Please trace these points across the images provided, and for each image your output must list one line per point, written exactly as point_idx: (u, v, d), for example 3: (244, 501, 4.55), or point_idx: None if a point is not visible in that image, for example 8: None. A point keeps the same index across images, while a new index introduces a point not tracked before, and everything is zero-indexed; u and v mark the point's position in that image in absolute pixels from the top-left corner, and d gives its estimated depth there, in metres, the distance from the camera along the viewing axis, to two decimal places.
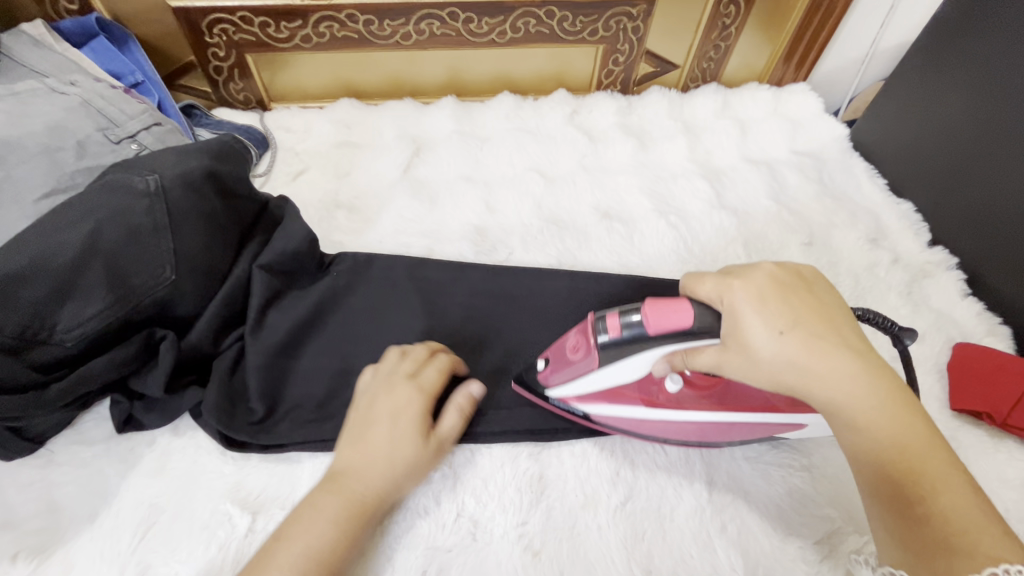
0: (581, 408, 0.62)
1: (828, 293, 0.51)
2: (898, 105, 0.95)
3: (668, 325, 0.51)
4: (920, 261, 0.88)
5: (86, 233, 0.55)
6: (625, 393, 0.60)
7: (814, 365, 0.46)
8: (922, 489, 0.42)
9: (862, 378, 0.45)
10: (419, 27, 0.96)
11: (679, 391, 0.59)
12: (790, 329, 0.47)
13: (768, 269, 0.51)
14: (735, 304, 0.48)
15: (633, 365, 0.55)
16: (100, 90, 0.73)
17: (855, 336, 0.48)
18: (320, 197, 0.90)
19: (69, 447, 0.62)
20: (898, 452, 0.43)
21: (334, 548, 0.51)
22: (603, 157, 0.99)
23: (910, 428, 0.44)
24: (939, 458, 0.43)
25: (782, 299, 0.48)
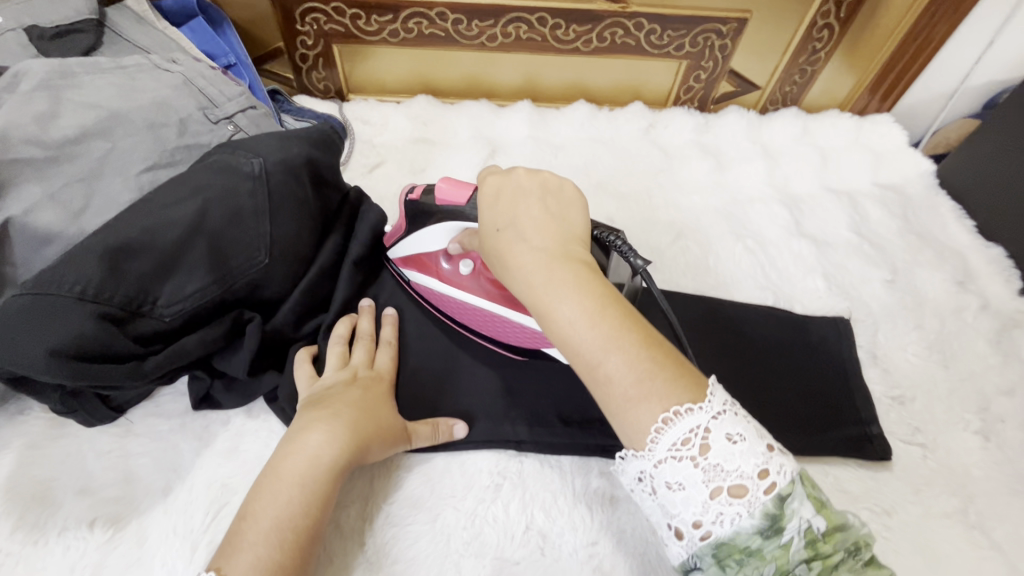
0: (406, 272, 0.70)
1: (572, 199, 0.51)
2: (995, 144, 0.91)
3: (447, 198, 0.58)
4: (1010, 309, 0.84)
5: (194, 210, 0.56)
6: (433, 266, 0.67)
7: (521, 260, 0.46)
8: (607, 363, 0.42)
9: (546, 269, 0.45)
10: (506, 30, 0.96)
11: (475, 276, 0.66)
12: (505, 226, 0.49)
13: (514, 175, 0.51)
14: (481, 210, 0.52)
15: (428, 234, 0.64)
16: (201, 70, 0.74)
17: (573, 229, 0.49)
18: (396, 191, 0.90)
19: (146, 418, 0.63)
20: (587, 332, 0.43)
21: (304, 515, 0.50)
22: (678, 174, 0.97)
23: (608, 316, 0.43)
24: (622, 334, 0.42)
25: (513, 201, 0.50)
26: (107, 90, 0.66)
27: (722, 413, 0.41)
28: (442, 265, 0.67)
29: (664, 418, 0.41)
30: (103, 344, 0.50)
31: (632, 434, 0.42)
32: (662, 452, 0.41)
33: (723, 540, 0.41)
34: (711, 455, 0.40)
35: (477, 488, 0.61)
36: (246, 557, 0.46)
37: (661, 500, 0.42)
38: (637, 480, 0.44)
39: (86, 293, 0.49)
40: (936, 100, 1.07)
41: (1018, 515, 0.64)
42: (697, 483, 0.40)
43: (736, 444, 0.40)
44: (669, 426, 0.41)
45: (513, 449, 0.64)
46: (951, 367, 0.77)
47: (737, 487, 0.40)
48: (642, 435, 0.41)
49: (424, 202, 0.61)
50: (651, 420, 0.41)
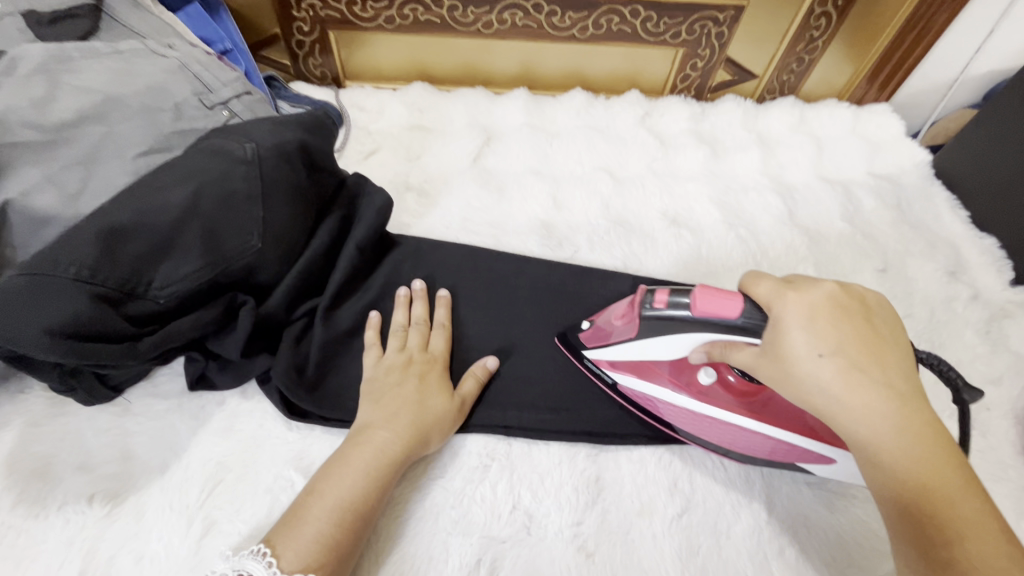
0: (612, 374, 0.65)
1: (883, 315, 0.49)
2: (992, 137, 0.90)
3: (713, 312, 0.50)
4: (1000, 299, 0.84)
5: (188, 194, 0.57)
6: (656, 373, 0.62)
7: (848, 399, 0.45)
8: (964, 543, 0.40)
9: (895, 416, 0.44)
10: (502, 17, 0.95)
11: (714, 385, 0.61)
12: (830, 354, 0.45)
13: (826, 286, 0.48)
14: (784, 324, 0.47)
15: (671, 345, 0.56)
16: (197, 56, 0.75)
17: (910, 365, 0.47)
18: (391, 177, 0.91)
19: (144, 398, 0.64)
20: (920, 487, 0.43)
21: (363, 499, 0.53)
22: (673, 163, 0.97)
23: (954, 487, 0.43)
24: (979, 512, 0.42)
25: (836, 320, 0.47)
26: (103, 74, 0.67)
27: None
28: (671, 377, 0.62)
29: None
30: (100, 325, 0.51)
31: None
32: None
33: None
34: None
35: (465, 468, 0.63)
36: (307, 531, 0.50)
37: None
38: None
39: (81, 275, 0.50)
40: (935, 89, 1.06)
41: (997, 501, 0.65)
42: None
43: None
44: None
45: (501, 433, 0.65)
46: (938, 356, 0.78)
47: None
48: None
49: (675, 312, 0.53)
50: None
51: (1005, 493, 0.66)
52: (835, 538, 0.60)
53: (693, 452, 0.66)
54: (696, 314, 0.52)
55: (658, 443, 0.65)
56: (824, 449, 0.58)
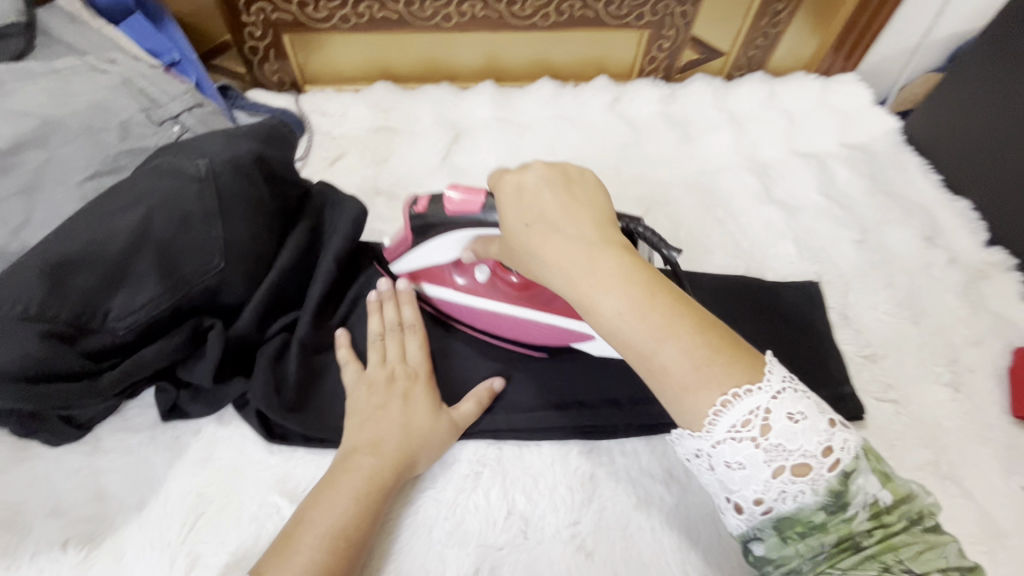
0: (421, 289, 0.70)
1: (596, 191, 0.49)
2: (960, 98, 0.91)
3: (462, 210, 0.55)
4: (977, 260, 0.85)
5: (138, 218, 0.54)
6: (444, 276, 0.67)
7: (551, 255, 0.43)
8: (661, 353, 0.40)
9: (590, 262, 0.42)
10: (461, 9, 0.92)
11: (492, 282, 0.65)
12: (536, 222, 0.45)
13: (535, 168, 0.49)
14: (503, 204, 0.49)
15: (441, 247, 0.61)
16: (140, 69, 0.72)
17: (608, 222, 0.46)
18: (359, 183, 0.88)
19: (114, 434, 0.61)
20: (631, 321, 0.40)
21: (346, 529, 0.51)
22: (646, 147, 0.96)
23: (652, 306, 0.41)
24: (667, 319, 0.40)
25: (538, 192, 0.47)
26: (38, 94, 0.63)
27: (781, 391, 0.40)
28: (455, 276, 0.67)
29: (724, 403, 0.39)
30: (52, 362, 0.49)
31: (689, 421, 0.41)
32: (721, 432, 0.39)
33: (785, 514, 0.41)
34: (772, 434, 0.39)
35: (456, 478, 0.61)
36: (300, 561, 0.48)
37: (719, 476, 0.42)
38: (695, 456, 0.42)
39: (28, 312, 0.48)
40: (901, 54, 1.06)
41: (987, 463, 0.66)
42: (758, 462, 0.39)
43: (798, 423, 0.39)
44: (728, 408, 0.39)
45: (491, 436, 0.63)
46: (922, 323, 0.78)
47: (803, 464, 0.39)
48: (701, 421, 0.40)
49: (430, 214, 0.57)
50: (709, 406, 0.39)
51: (994, 455, 0.67)
52: None
53: None
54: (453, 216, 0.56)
55: (650, 432, 0.64)
56: (577, 327, 0.63)
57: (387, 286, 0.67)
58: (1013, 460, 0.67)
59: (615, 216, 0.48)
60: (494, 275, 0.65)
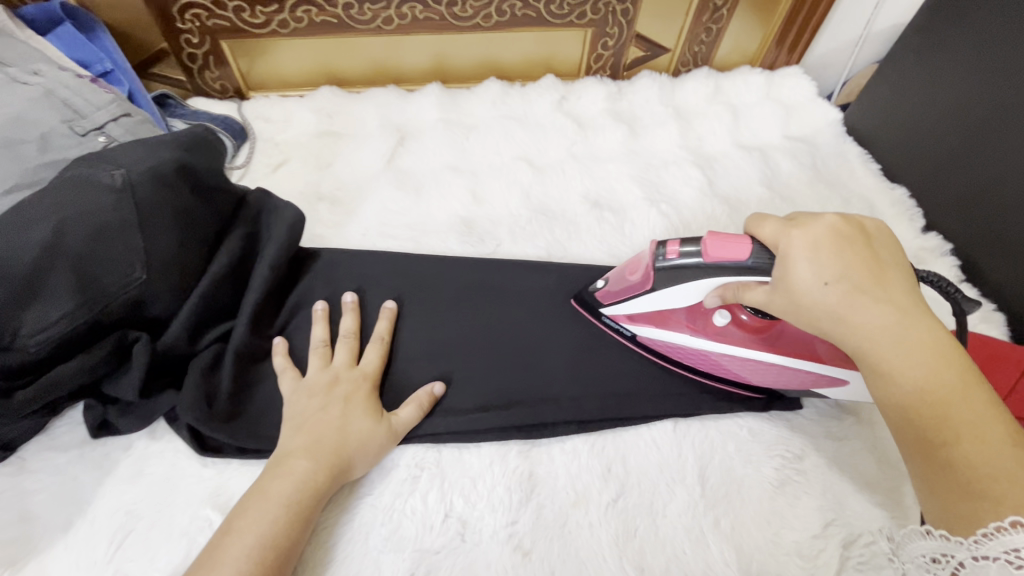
0: (631, 328, 0.69)
1: (892, 246, 0.50)
2: (893, 89, 0.93)
3: (725, 256, 0.54)
4: (914, 247, 0.86)
5: (50, 231, 0.52)
6: (671, 321, 0.65)
7: (846, 312, 0.46)
8: (961, 446, 0.41)
9: (902, 330, 0.45)
10: (401, 11, 0.92)
11: (729, 325, 0.63)
12: (835, 281, 0.47)
13: (828, 219, 0.50)
14: (786, 258, 0.49)
15: (681, 293, 0.60)
16: (65, 79, 0.70)
17: (912, 291, 0.48)
18: (302, 189, 0.87)
19: (41, 454, 0.60)
20: (930, 398, 0.43)
21: (276, 535, 0.50)
22: (593, 145, 0.97)
23: (965, 388, 0.42)
24: (971, 404, 0.42)
25: (839, 249, 0.48)
26: None
27: None
28: (685, 320, 0.65)
29: (1010, 522, 0.37)
30: None
31: (954, 525, 0.40)
32: (990, 548, 0.38)
33: None
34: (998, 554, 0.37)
35: (394, 483, 0.61)
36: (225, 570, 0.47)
37: None
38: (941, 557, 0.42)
39: None
40: (843, 47, 1.08)
41: None
42: None
43: None
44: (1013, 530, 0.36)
45: (430, 440, 0.63)
46: None
47: None
48: (972, 527, 0.39)
49: (687, 262, 0.57)
50: (990, 517, 0.38)
51: None
52: (767, 503, 0.61)
53: (626, 431, 0.66)
54: (710, 262, 0.55)
55: (588, 428, 0.65)
56: (835, 373, 0.61)
57: (351, 297, 0.69)
58: None
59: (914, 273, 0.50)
60: (731, 317, 0.64)
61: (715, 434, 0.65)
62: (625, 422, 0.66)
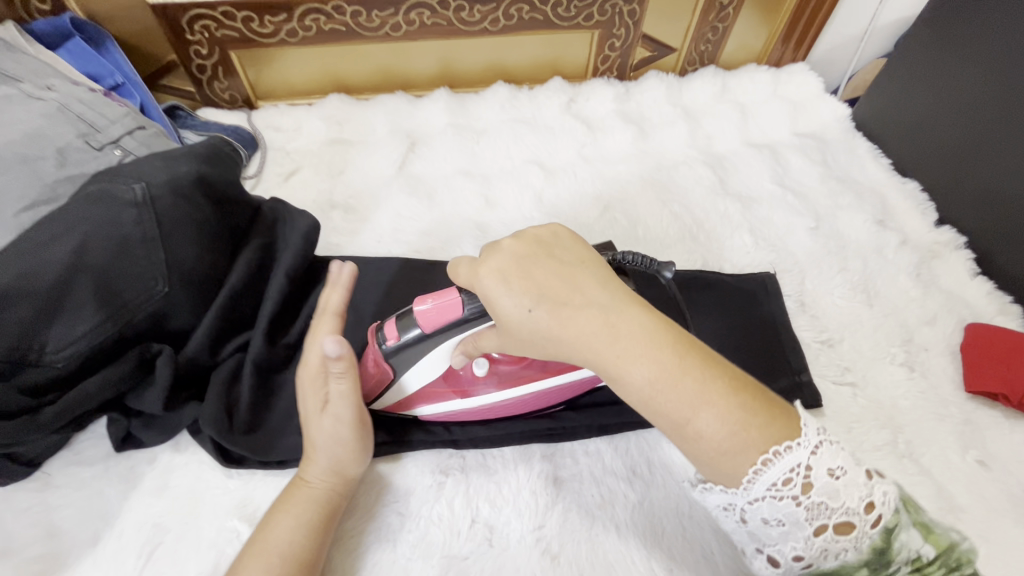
0: (412, 412, 0.63)
1: (574, 246, 0.47)
2: (903, 83, 0.93)
3: (440, 320, 0.51)
4: (928, 241, 0.87)
5: (73, 247, 0.53)
6: (438, 393, 0.61)
7: (565, 333, 0.42)
8: (699, 423, 0.38)
9: (606, 328, 0.41)
10: (409, 17, 0.92)
11: (490, 373, 0.60)
12: (538, 301, 0.43)
13: (507, 248, 0.46)
14: (488, 292, 0.45)
15: (432, 364, 0.56)
16: (79, 94, 0.70)
17: (604, 275, 0.45)
18: (315, 197, 0.87)
19: (66, 469, 0.60)
20: (658, 389, 0.39)
21: (303, 549, 0.51)
22: (602, 146, 0.97)
23: (684, 368, 0.39)
24: (702, 385, 0.39)
25: (527, 271, 0.44)
26: None
27: (819, 444, 0.39)
28: (445, 386, 0.60)
29: (767, 460, 0.38)
30: None
31: (723, 481, 0.39)
32: (760, 491, 0.38)
33: (826, 569, 0.40)
34: (814, 492, 0.38)
35: (420, 489, 0.61)
36: None
37: (752, 529, 0.41)
38: (722, 509, 0.42)
39: None
40: (849, 42, 1.08)
41: (944, 439, 0.67)
42: (800, 521, 0.38)
43: (839, 479, 0.38)
44: (774, 462, 0.38)
45: (453, 446, 0.63)
46: (876, 304, 0.80)
47: (845, 522, 0.38)
48: (739, 480, 0.38)
49: (406, 335, 0.54)
50: (749, 466, 0.38)
51: (950, 430, 0.68)
52: None
53: (649, 431, 0.66)
54: (435, 330, 0.52)
55: (610, 431, 0.65)
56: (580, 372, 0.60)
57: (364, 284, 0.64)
58: (968, 435, 0.68)
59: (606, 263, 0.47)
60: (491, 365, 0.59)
61: None
62: (647, 423, 0.65)
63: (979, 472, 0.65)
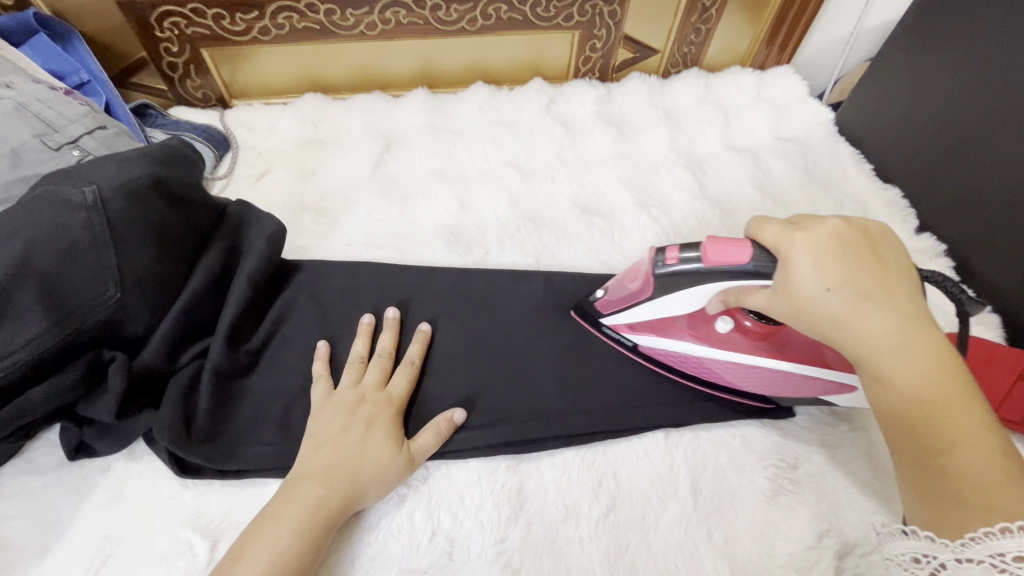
0: (632, 337, 0.67)
1: (897, 257, 0.48)
2: (885, 89, 0.92)
3: (724, 260, 0.52)
4: (907, 248, 0.85)
5: (18, 251, 0.51)
6: (675, 330, 0.64)
7: (846, 317, 0.45)
8: (957, 451, 0.41)
9: (903, 341, 0.44)
10: (385, 16, 0.91)
11: (731, 333, 0.62)
12: (839, 286, 0.45)
13: (832, 226, 0.48)
14: (792, 262, 0.47)
15: (672, 302, 0.59)
16: (37, 92, 0.68)
17: (913, 292, 0.46)
18: (286, 198, 0.86)
19: (16, 477, 0.59)
20: (945, 415, 0.42)
21: (293, 562, 0.49)
22: (582, 149, 0.95)
23: (961, 401, 0.42)
24: (970, 419, 0.41)
25: (843, 256, 0.46)
26: None
27: None
28: (686, 330, 0.64)
29: (1003, 528, 0.37)
30: None
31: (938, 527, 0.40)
32: (978, 552, 0.38)
33: None
34: None
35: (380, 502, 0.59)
36: None
37: None
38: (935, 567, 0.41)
39: None
40: (833, 45, 1.07)
41: None
42: None
43: None
44: (1005, 535, 0.37)
45: None
46: None
47: None
48: (960, 531, 0.39)
49: (685, 266, 0.55)
50: (981, 525, 0.38)
51: None
52: (761, 515, 0.60)
53: (617, 442, 0.65)
54: (709, 267, 0.53)
55: (578, 442, 0.64)
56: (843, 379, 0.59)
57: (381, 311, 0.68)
58: None
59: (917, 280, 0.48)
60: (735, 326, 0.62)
61: (710, 443, 0.64)
62: (615, 434, 0.64)
63: None
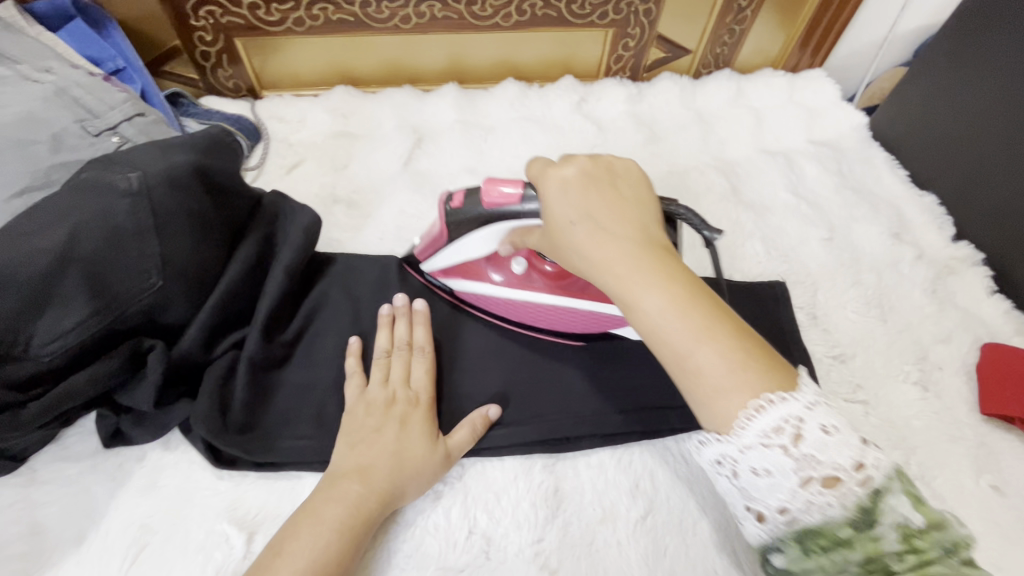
0: (447, 281, 0.69)
1: (637, 185, 0.49)
2: (923, 94, 0.91)
3: (502, 203, 0.55)
4: (944, 256, 0.84)
5: (64, 237, 0.51)
6: (477, 271, 0.67)
7: (590, 253, 0.44)
8: (695, 356, 0.40)
9: (633, 262, 0.43)
10: (420, 9, 0.90)
11: (528, 273, 0.65)
12: (584, 219, 0.45)
13: (577, 163, 0.48)
14: (546, 199, 0.48)
15: (466, 246, 0.62)
16: (78, 78, 0.68)
17: (651, 220, 0.47)
18: (317, 190, 0.85)
19: (52, 464, 0.58)
20: (681, 322, 0.41)
21: (334, 561, 0.48)
22: (613, 148, 0.94)
23: (705, 305, 0.42)
24: (708, 321, 0.41)
25: (587, 190, 0.46)
26: None
27: (816, 403, 0.40)
28: (490, 272, 0.66)
29: (758, 407, 0.39)
30: None
31: (717, 423, 0.41)
32: (753, 438, 0.40)
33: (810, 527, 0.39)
34: (804, 445, 0.39)
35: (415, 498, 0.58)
36: None
37: (742, 484, 0.42)
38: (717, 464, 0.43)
39: None
40: (868, 48, 1.05)
41: (958, 463, 0.65)
42: (787, 471, 0.39)
43: (830, 435, 0.39)
44: (761, 413, 0.39)
45: None
46: (889, 320, 0.77)
47: (832, 478, 0.38)
48: (730, 425, 0.40)
49: (466, 209, 0.58)
50: (742, 408, 0.39)
51: (964, 454, 0.66)
52: None
53: (654, 444, 0.64)
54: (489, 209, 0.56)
55: (615, 442, 0.63)
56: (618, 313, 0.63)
57: (401, 301, 0.66)
58: (982, 458, 0.66)
59: (658, 209, 0.49)
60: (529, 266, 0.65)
61: None
62: (653, 435, 0.63)
63: (993, 497, 0.63)
